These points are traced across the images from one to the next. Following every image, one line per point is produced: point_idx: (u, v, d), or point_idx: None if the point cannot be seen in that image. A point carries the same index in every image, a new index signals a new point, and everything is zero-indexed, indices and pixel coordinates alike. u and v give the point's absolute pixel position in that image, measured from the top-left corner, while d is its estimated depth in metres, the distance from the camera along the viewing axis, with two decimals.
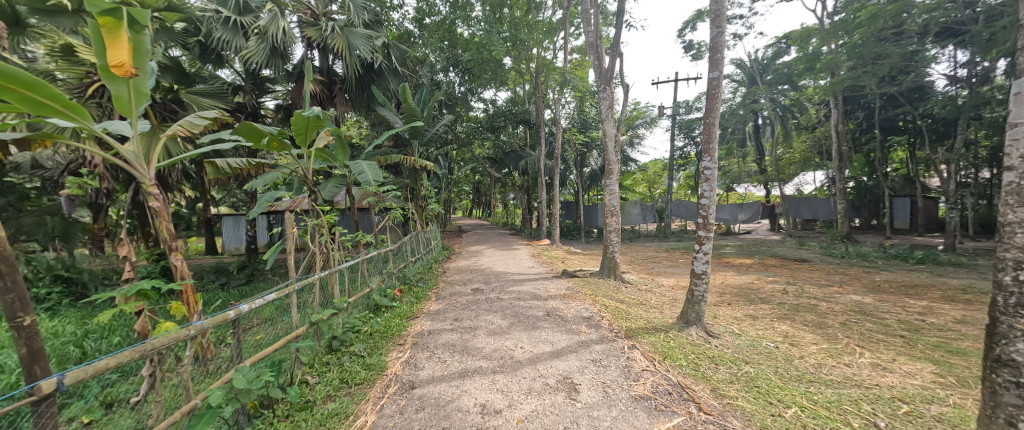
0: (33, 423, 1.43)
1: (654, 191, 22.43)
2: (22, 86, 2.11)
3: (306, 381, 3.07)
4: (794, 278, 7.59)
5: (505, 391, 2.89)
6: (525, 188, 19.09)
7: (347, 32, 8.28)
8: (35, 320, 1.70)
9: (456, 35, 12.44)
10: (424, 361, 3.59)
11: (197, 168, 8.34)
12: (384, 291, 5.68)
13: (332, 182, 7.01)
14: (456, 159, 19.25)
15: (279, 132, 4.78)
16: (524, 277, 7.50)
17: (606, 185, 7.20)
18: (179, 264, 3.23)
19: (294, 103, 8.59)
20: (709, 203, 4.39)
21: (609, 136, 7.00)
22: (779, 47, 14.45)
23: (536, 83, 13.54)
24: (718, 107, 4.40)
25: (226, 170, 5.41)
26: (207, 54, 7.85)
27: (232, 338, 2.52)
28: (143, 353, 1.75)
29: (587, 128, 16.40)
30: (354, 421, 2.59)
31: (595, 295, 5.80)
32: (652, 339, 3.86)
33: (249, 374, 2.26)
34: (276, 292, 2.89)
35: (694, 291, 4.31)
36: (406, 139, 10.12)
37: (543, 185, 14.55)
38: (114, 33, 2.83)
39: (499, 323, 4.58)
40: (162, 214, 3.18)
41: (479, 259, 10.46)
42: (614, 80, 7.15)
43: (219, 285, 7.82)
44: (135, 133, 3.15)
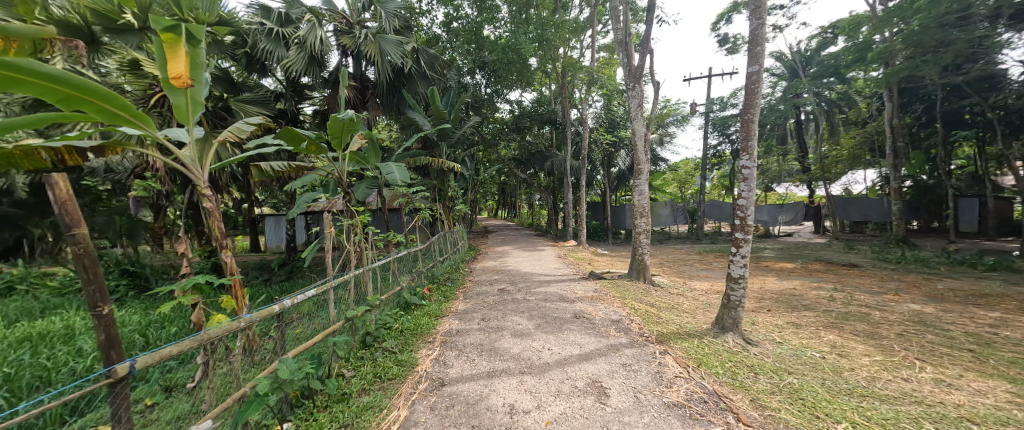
0: (110, 403, 1.59)
1: (685, 192, 21.68)
2: (99, 98, 2.35)
3: (343, 374, 3.20)
4: (843, 284, 7.07)
5: (534, 392, 2.89)
6: (552, 189, 19.02)
7: (379, 39, 8.58)
8: (111, 309, 1.88)
9: (482, 37, 12.58)
10: (453, 359, 3.66)
11: (243, 171, 8.91)
12: (414, 289, 5.82)
13: (365, 183, 7.30)
14: (482, 160, 19.48)
15: (317, 136, 5.04)
16: (551, 278, 7.46)
17: (635, 185, 7.03)
18: (229, 261, 3.46)
19: (330, 108, 9.01)
20: (748, 204, 4.17)
21: (638, 136, 6.85)
22: (824, 38, 13.55)
23: (562, 83, 13.47)
24: (759, 103, 4.18)
25: (270, 173, 5.75)
26: (252, 64, 8.37)
27: (276, 332, 2.69)
28: (200, 343, 1.90)
29: (614, 127, 16.05)
30: (388, 415, 2.68)
31: (624, 297, 5.68)
32: (685, 345, 3.73)
33: (292, 366, 2.39)
34: (316, 287, 3.05)
35: (730, 296, 4.13)
36: (434, 141, 10.35)
37: (569, 185, 14.44)
38: (173, 48, 3.09)
39: (525, 324, 4.60)
40: (214, 213, 3.44)
41: (506, 259, 10.50)
42: (643, 77, 6.97)
43: (262, 281, 8.31)
44: (191, 140, 3.42)
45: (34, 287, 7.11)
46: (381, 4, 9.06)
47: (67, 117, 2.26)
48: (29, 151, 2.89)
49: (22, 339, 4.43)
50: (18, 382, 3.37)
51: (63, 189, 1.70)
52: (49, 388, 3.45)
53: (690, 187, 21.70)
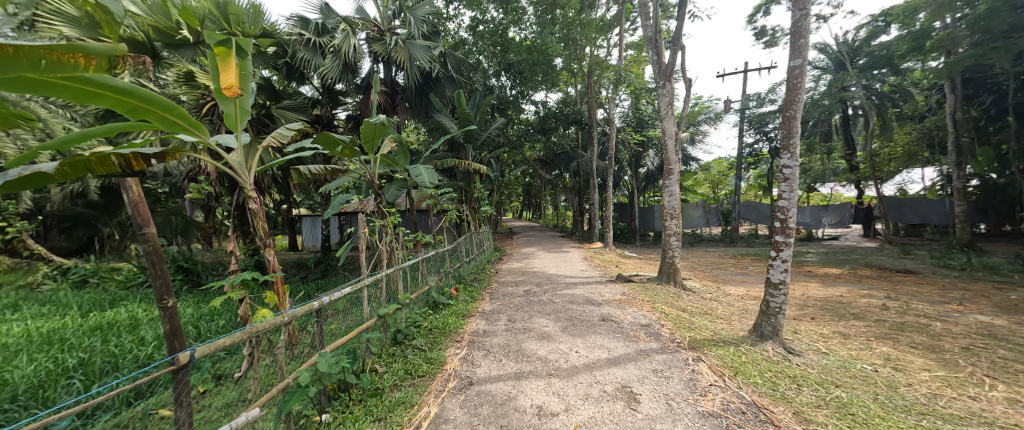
0: (174, 388, 1.73)
1: (719, 192, 20.77)
2: (161, 108, 2.56)
3: (376, 369, 3.32)
4: (897, 292, 6.52)
5: (561, 394, 2.88)
6: (577, 190, 18.81)
7: (408, 44, 8.85)
8: (175, 302, 2.06)
9: (508, 39, 12.65)
10: (481, 358, 3.70)
11: (283, 175, 9.45)
12: (442, 289, 5.93)
13: (394, 185, 7.53)
14: (506, 161, 19.58)
15: (352, 140, 5.26)
16: (578, 280, 7.38)
17: (665, 185, 6.83)
18: (271, 259, 3.68)
19: (362, 112, 9.40)
20: (790, 206, 3.95)
21: (668, 134, 6.67)
22: (875, 26, 12.59)
23: (588, 83, 13.31)
24: (802, 98, 3.94)
25: (308, 175, 6.07)
26: (291, 73, 8.84)
27: (316, 327, 2.84)
28: (248, 336, 2.04)
29: (643, 127, 15.64)
30: (419, 411, 2.75)
31: (654, 301, 5.52)
32: (720, 352, 3.58)
33: (330, 360, 2.52)
34: (351, 286, 3.18)
35: (769, 302, 3.93)
36: (461, 143, 10.54)
37: (596, 186, 14.24)
38: (225, 60, 3.31)
39: (552, 326, 4.59)
40: (259, 213, 3.68)
41: (531, 261, 10.49)
42: (674, 75, 6.76)
43: (299, 278, 8.77)
44: (239, 145, 3.66)
45: (104, 280, 7.86)
46: (410, 11, 9.32)
47: (134, 126, 2.49)
48: (104, 157, 3.21)
49: (95, 327, 4.91)
50: (92, 366, 3.73)
51: (135, 192, 1.90)
52: (118, 373, 3.79)
53: (723, 188, 20.80)
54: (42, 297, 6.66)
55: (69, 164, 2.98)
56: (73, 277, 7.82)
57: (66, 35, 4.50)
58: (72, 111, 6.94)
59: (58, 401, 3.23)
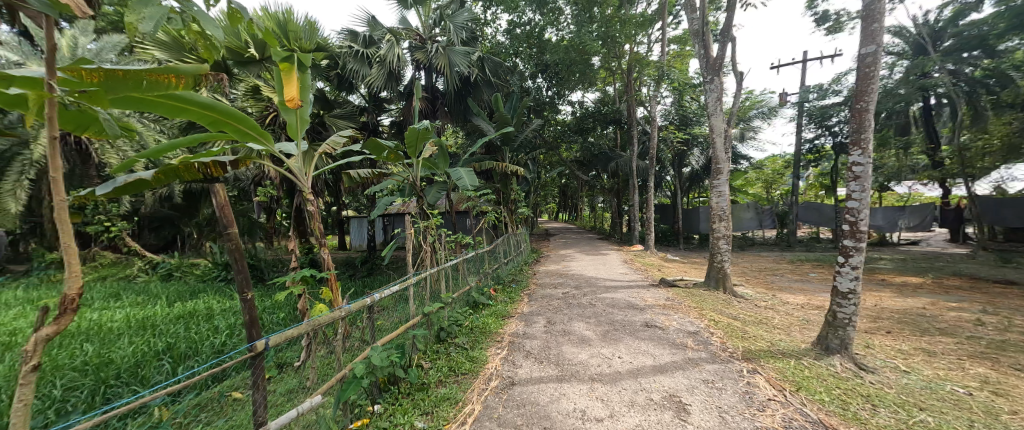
0: (252, 373, 1.92)
1: (773, 192, 19.29)
2: (235, 120, 2.85)
3: (421, 365, 3.46)
4: (996, 306, 5.67)
5: (605, 399, 2.82)
6: (616, 191, 18.32)
7: (448, 51, 9.13)
8: (253, 296, 2.34)
9: (545, 40, 12.59)
10: (521, 359, 3.73)
11: (334, 179, 10.11)
12: (482, 289, 6.04)
13: (435, 188, 7.77)
14: (543, 162, 19.54)
15: (396, 145, 5.52)
16: (619, 284, 7.19)
17: (714, 185, 6.46)
18: (326, 258, 3.94)
19: (405, 118, 9.84)
20: (860, 207, 3.59)
21: (716, 132, 6.33)
22: (963, 3, 11.10)
23: (627, 81, 12.95)
24: (876, 88, 3.57)
25: (357, 179, 6.46)
26: (342, 83, 9.49)
27: (368, 322, 3.02)
28: (311, 327, 2.24)
29: (687, 124, 14.90)
30: (463, 408, 2.82)
31: (701, 308, 5.24)
32: (779, 365, 3.32)
33: (381, 354, 2.67)
34: (399, 284, 3.34)
35: (837, 313, 3.60)
36: (498, 145, 10.67)
37: (636, 187, 13.81)
38: (288, 75, 3.60)
39: (593, 330, 4.51)
40: (315, 215, 3.98)
41: (569, 263, 10.37)
42: (724, 68, 6.39)
43: (348, 276, 9.32)
44: (298, 152, 3.98)
45: (185, 274, 8.86)
46: (450, 19, 9.60)
47: (213, 136, 2.82)
48: (190, 165, 3.66)
49: (179, 316, 5.56)
50: (177, 350, 4.21)
51: (221, 197, 2.20)
52: (199, 357, 4.25)
53: (778, 188, 19.27)
54: (137, 288, 7.62)
55: (162, 172, 3.43)
56: (161, 270, 8.90)
57: (158, 58, 5.15)
58: (161, 124, 7.91)
59: (150, 381, 3.68)
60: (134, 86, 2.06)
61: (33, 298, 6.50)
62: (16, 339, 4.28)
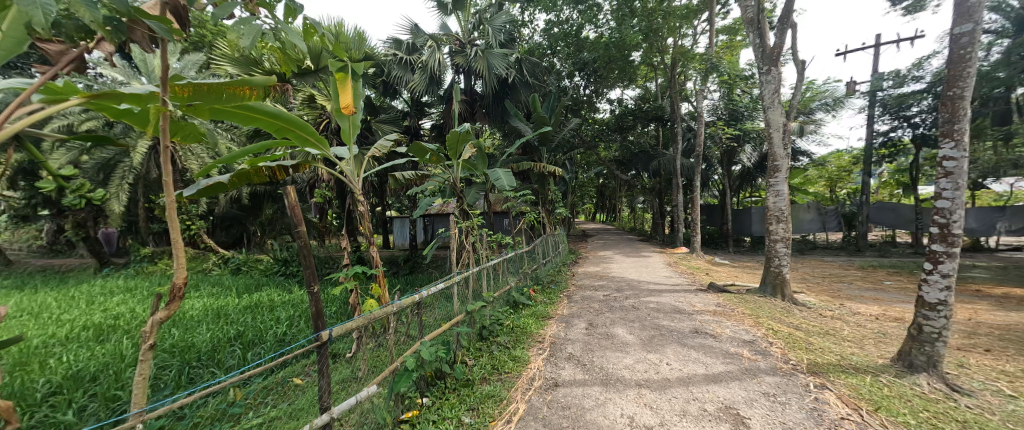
0: (318, 363, 2.05)
1: (839, 191, 17.53)
2: (297, 127, 3.08)
3: (466, 361, 3.53)
4: None
5: (654, 407, 2.72)
6: (658, 191, 17.62)
7: (487, 54, 9.27)
8: (317, 289, 2.59)
9: (583, 38, 12.37)
10: (563, 361, 3.69)
11: (380, 181, 10.63)
12: (521, 289, 6.07)
13: (474, 188, 7.88)
14: (580, 162, 19.26)
15: (438, 148, 5.68)
16: (663, 287, 6.91)
17: (770, 184, 6.00)
18: (375, 255, 4.13)
19: (445, 121, 10.12)
20: (953, 207, 3.16)
21: (773, 127, 5.89)
22: None
23: (670, 76, 12.39)
24: (972, 71, 3.14)
25: (401, 181, 6.74)
26: (387, 89, 9.97)
27: (416, 318, 3.15)
28: (368, 321, 2.40)
29: (737, 119, 13.95)
30: (508, 407, 2.85)
31: (757, 315, 4.89)
32: (851, 380, 3.02)
33: (430, 349, 2.77)
34: (445, 281, 3.45)
35: (923, 327, 3.20)
36: (535, 146, 10.66)
37: (680, 186, 13.22)
38: (343, 83, 3.80)
39: (638, 335, 4.37)
40: (366, 215, 4.20)
41: (609, 264, 10.14)
42: (783, 58, 5.91)
43: (392, 273, 9.77)
44: (350, 156, 4.22)
45: (251, 269, 9.75)
46: (489, 22, 9.74)
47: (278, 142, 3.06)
48: (260, 169, 4.02)
49: (247, 307, 6.12)
50: (246, 338, 4.62)
51: (292, 199, 2.50)
52: (265, 344, 4.64)
53: (845, 186, 17.45)
54: (212, 281, 8.48)
55: (238, 176, 3.79)
56: (231, 265, 9.87)
57: (230, 73, 5.70)
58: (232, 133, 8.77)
59: (223, 364, 4.06)
60: (216, 99, 2.30)
61: (132, 287, 7.46)
62: (120, 322, 4.94)
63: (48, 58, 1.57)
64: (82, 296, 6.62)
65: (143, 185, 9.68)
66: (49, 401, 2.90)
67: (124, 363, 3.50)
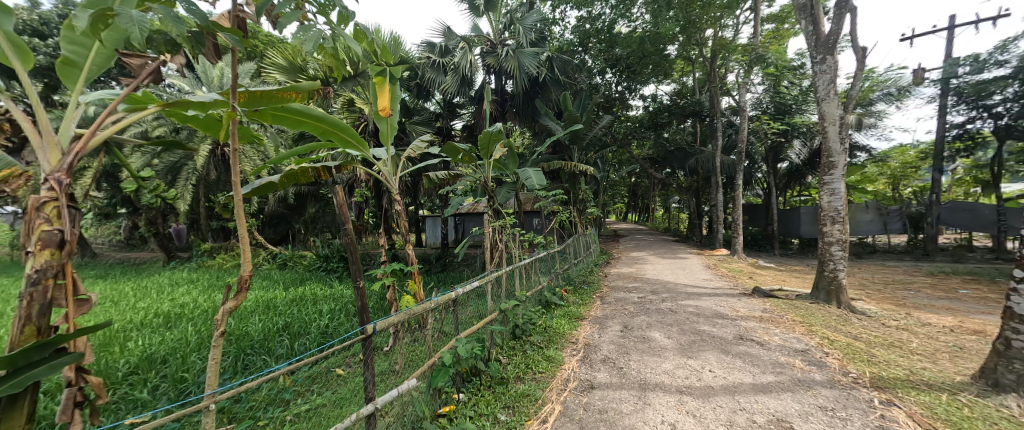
0: (363, 355, 2.14)
1: (902, 189, 15.94)
2: (339, 129, 3.23)
3: (500, 359, 3.57)
4: None
5: (698, 415, 2.60)
6: (695, 190, 16.86)
7: (518, 53, 9.28)
8: (361, 283, 2.69)
9: (616, 34, 12.04)
10: (598, 363, 3.62)
11: (413, 180, 10.93)
12: (553, 289, 6.03)
13: (505, 188, 7.91)
14: (612, 161, 18.83)
15: (470, 148, 5.75)
16: (702, 291, 6.61)
17: (824, 182, 5.57)
18: (409, 253, 4.22)
19: (476, 122, 10.26)
20: None
21: (828, 120, 5.46)
22: None
23: (710, 69, 11.77)
24: None
25: (434, 181, 6.88)
26: (421, 92, 10.24)
27: (452, 314, 3.20)
28: (408, 315, 2.47)
29: (784, 113, 13.03)
30: (543, 406, 2.84)
31: (809, 323, 4.56)
32: (924, 398, 2.74)
33: (466, 346, 2.82)
34: (479, 279, 3.49)
35: (1011, 342, 2.85)
36: (566, 145, 10.52)
37: (719, 185, 12.58)
38: (381, 86, 3.94)
39: (676, 339, 4.21)
40: (402, 214, 4.31)
41: (644, 266, 9.83)
42: (840, 45, 5.45)
43: (425, 270, 10.03)
44: (388, 157, 4.35)
45: (296, 264, 10.38)
46: (520, 21, 9.72)
47: (322, 144, 3.23)
48: (305, 170, 4.24)
49: (293, 300, 6.51)
50: (293, 328, 4.92)
51: (340, 197, 2.62)
52: (310, 335, 4.90)
53: (910, 184, 15.82)
54: (262, 275, 9.09)
55: (286, 176, 4.02)
56: (279, 260, 10.57)
57: (278, 80, 6.08)
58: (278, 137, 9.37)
59: (273, 351, 4.35)
60: (267, 103, 2.44)
61: (194, 279, 8.16)
62: (185, 310, 5.41)
63: (131, 70, 1.74)
64: (153, 286, 7.33)
65: (203, 185, 10.57)
66: (129, 380, 3.24)
67: (189, 348, 3.83)
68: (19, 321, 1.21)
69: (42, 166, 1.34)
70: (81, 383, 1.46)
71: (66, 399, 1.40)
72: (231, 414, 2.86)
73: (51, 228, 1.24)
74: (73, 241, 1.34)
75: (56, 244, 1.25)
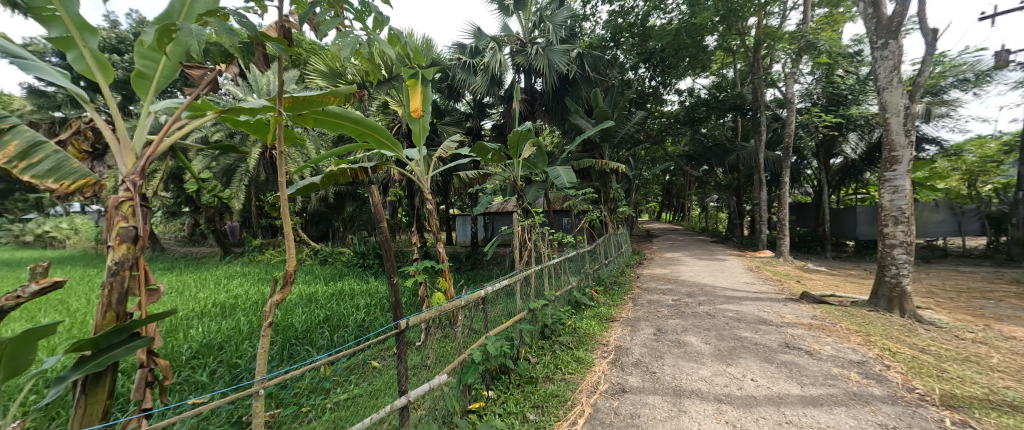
0: (397, 350, 2.21)
1: (980, 186, 14.21)
2: (375, 132, 3.35)
3: (529, 359, 3.57)
4: None
5: (738, 426, 2.47)
6: (735, 188, 15.97)
7: (548, 51, 9.22)
8: (395, 279, 2.79)
9: (650, 26, 11.61)
10: (630, 367, 3.52)
11: (444, 179, 11.17)
12: (583, 290, 5.95)
13: (535, 187, 7.87)
14: (644, 159, 18.27)
15: (500, 148, 5.77)
16: (743, 294, 6.26)
17: (885, 179, 5.09)
18: (440, 251, 4.32)
19: (506, 121, 10.32)
20: None
21: (890, 110, 4.98)
22: None
23: (754, 60, 11.08)
24: None
25: (465, 180, 6.98)
26: (452, 93, 10.45)
27: (481, 312, 3.24)
28: (439, 311, 2.52)
29: (838, 104, 11.99)
30: (572, 408, 2.81)
31: (867, 333, 4.18)
32: (1009, 421, 2.42)
33: (495, 344, 2.83)
34: (508, 278, 3.50)
35: None
36: (597, 142, 10.31)
37: (763, 183, 11.82)
38: (413, 89, 4.03)
39: (714, 344, 4.01)
40: (433, 213, 4.41)
41: (678, 267, 9.46)
42: (906, 28, 4.95)
43: (455, 268, 10.22)
44: (420, 157, 4.46)
45: (335, 260, 10.93)
46: (550, 19, 9.65)
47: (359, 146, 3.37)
48: (344, 171, 4.43)
49: (333, 294, 6.87)
50: (332, 321, 5.18)
51: (376, 196, 2.74)
52: (348, 328, 5.16)
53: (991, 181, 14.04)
54: (305, 270, 9.66)
55: (327, 177, 4.23)
56: (320, 256, 11.20)
57: (319, 85, 6.43)
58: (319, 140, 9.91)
59: (314, 342, 4.62)
60: (309, 106, 2.58)
61: (245, 272, 8.83)
62: (238, 301, 5.87)
63: (192, 80, 1.90)
64: (211, 279, 8.00)
65: (254, 186, 11.39)
66: (192, 363, 3.57)
67: (241, 336, 4.15)
68: (101, 307, 1.36)
69: (120, 170, 1.50)
70: (152, 365, 1.62)
71: (140, 379, 1.57)
72: (279, 399, 3.08)
73: (128, 224, 1.39)
74: (146, 237, 1.49)
75: (131, 239, 1.40)
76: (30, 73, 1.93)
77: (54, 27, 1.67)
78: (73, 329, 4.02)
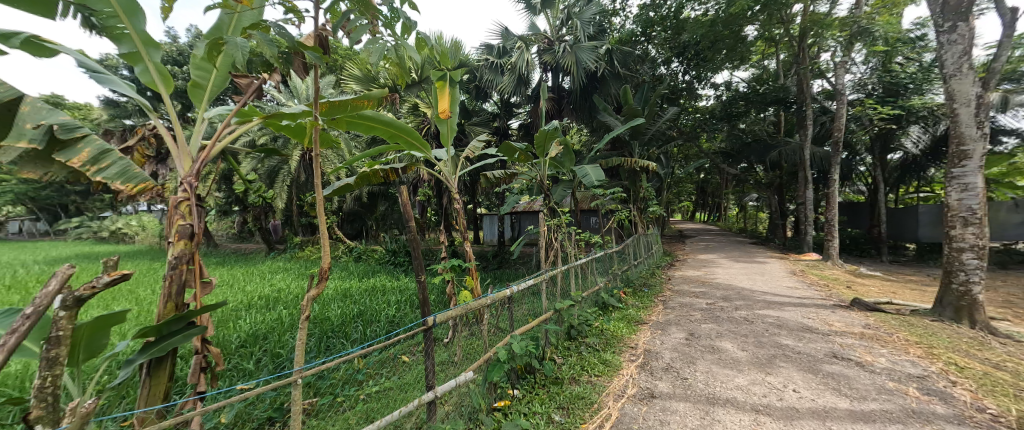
0: (426, 346, 2.27)
1: None
2: (406, 133, 3.46)
3: (555, 359, 3.54)
4: None
5: None
6: (777, 186, 15.03)
7: (575, 48, 9.12)
8: (423, 276, 2.86)
9: (683, 18, 11.15)
10: (660, 372, 3.41)
11: (471, 179, 11.31)
12: (611, 291, 5.83)
13: (562, 186, 7.79)
14: (677, 157, 17.61)
15: (526, 147, 5.76)
16: (785, 299, 5.88)
17: (952, 175, 4.61)
18: (468, 250, 4.39)
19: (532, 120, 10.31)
20: None
21: (959, 100, 4.50)
22: None
23: (799, 50, 10.38)
24: None
25: (492, 180, 7.04)
26: (479, 93, 10.58)
27: (507, 311, 3.25)
28: (466, 310, 2.56)
29: (896, 94, 10.98)
30: (599, 411, 2.76)
31: (929, 344, 3.80)
32: None
33: (520, 343, 2.83)
34: (533, 278, 3.49)
35: None
36: (626, 140, 10.05)
37: (808, 181, 11.04)
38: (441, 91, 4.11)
39: (753, 351, 3.81)
40: (460, 212, 4.49)
41: (714, 269, 9.04)
42: (978, 7, 4.46)
43: (482, 267, 10.33)
44: (448, 158, 4.54)
45: (368, 257, 11.38)
46: (578, 16, 9.52)
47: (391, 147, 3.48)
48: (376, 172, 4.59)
49: (366, 289, 7.16)
50: (366, 316, 5.41)
51: (405, 196, 2.82)
52: (380, 322, 5.37)
53: None
54: (340, 266, 10.14)
55: (360, 177, 4.40)
56: (354, 253, 11.69)
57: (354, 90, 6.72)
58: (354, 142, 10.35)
59: (349, 335, 4.84)
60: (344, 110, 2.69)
61: (287, 268, 9.39)
62: (280, 295, 6.25)
63: (240, 88, 2.05)
64: (256, 273, 8.58)
65: (295, 186, 12.08)
66: (240, 351, 3.85)
67: (284, 327, 4.43)
68: (163, 297, 1.49)
69: (179, 172, 1.65)
70: (205, 352, 1.76)
71: (195, 364, 1.71)
72: (316, 388, 3.26)
73: (185, 222, 1.53)
74: (201, 233, 1.62)
75: (188, 235, 1.53)
76: (105, 85, 2.16)
77: (124, 43, 1.85)
78: (140, 316, 4.45)
